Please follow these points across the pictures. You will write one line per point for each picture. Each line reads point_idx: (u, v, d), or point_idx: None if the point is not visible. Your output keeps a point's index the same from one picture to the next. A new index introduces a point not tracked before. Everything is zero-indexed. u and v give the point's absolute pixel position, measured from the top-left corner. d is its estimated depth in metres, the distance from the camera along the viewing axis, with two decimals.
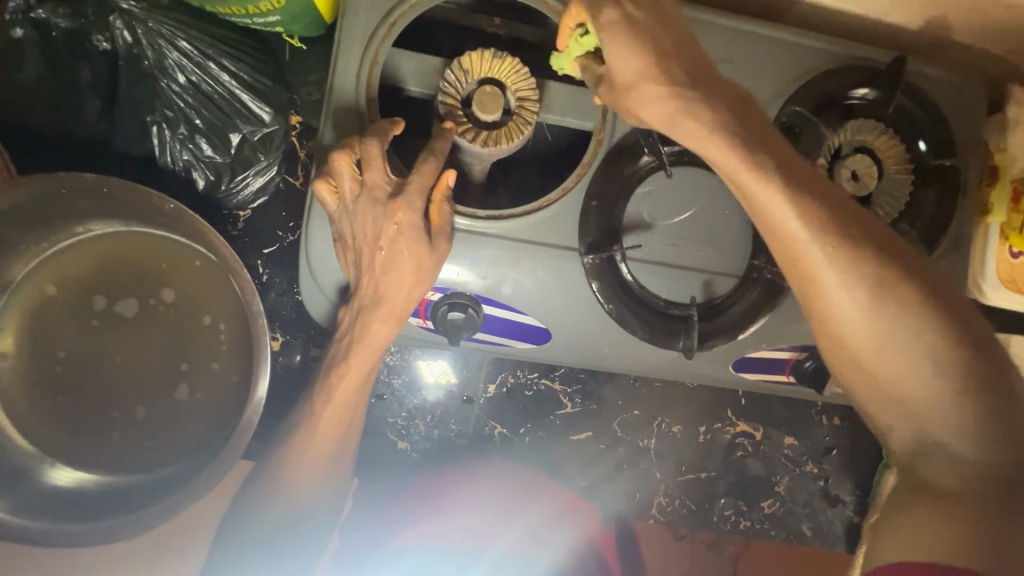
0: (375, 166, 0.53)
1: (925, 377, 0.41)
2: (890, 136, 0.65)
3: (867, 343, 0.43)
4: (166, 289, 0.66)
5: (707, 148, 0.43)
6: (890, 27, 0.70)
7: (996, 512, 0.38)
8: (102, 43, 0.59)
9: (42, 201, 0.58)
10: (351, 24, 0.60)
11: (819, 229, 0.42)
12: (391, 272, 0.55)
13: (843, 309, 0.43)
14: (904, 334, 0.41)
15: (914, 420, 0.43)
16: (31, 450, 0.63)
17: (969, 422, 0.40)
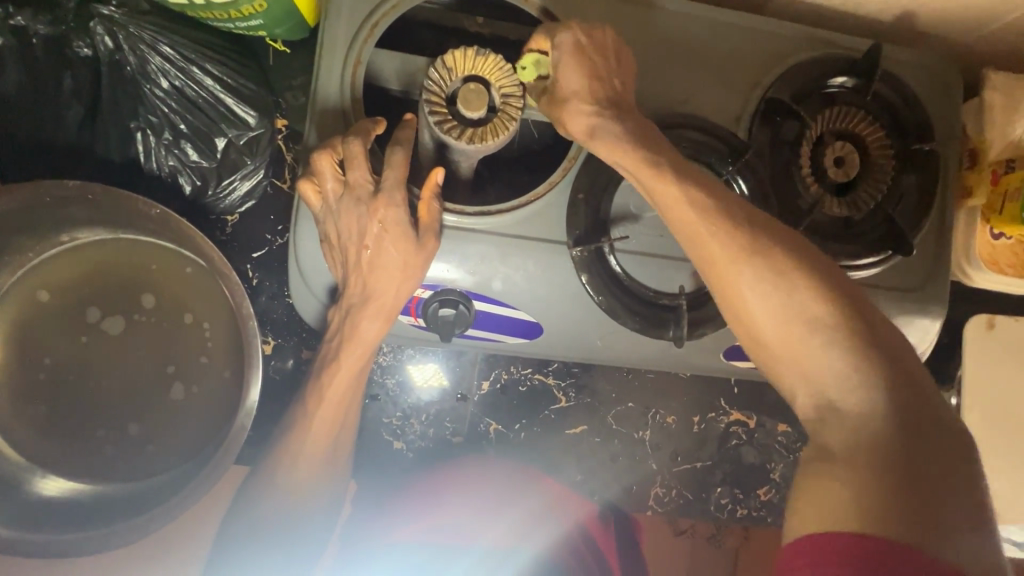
0: (358, 164, 0.53)
1: (811, 342, 0.45)
2: (869, 122, 0.67)
3: (759, 312, 0.47)
4: (147, 294, 0.66)
5: (619, 145, 0.52)
6: (867, 16, 0.71)
7: (890, 471, 0.40)
8: (83, 49, 0.59)
9: (26, 211, 0.57)
10: (333, 26, 0.60)
11: (704, 209, 0.49)
12: (378, 270, 0.55)
13: (739, 282, 0.48)
14: (790, 298, 0.46)
15: (809, 387, 0.46)
16: (20, 462, 0.62)
17: (858, 386, 0.44)
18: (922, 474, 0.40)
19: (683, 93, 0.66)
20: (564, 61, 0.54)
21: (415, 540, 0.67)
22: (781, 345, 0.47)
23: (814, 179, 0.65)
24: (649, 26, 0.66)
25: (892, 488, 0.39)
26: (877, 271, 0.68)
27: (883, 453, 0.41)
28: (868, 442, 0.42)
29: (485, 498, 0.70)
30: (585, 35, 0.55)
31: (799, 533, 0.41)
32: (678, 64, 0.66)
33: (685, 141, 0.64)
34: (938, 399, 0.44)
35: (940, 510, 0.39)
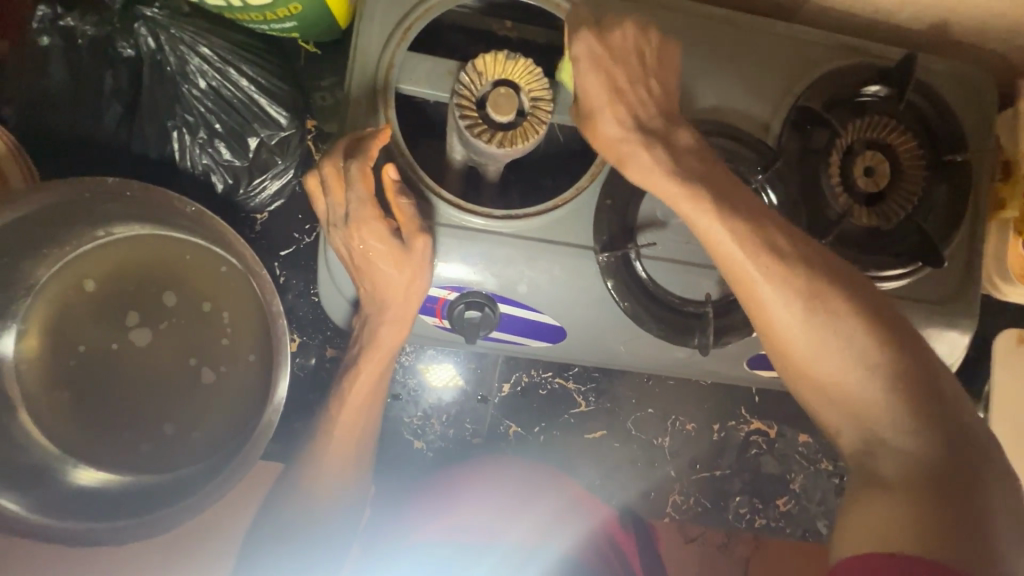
0: (334, 191, 0.56)
1: (861, 379, 0.46)
2: (901, 132, 0.66)
3: (803, 348, 0.48)
4: (170, 293, 0.67)
5: (652, 180, 0.53)
6: (899, 26, 0.71)
7: (946, 505, 0.41)
8: (126, 49, 0.60)
9: (68, 205, 0.59)
10: (367, 29, 0.61)
11: (749, 246, 0.49)
12: (378, 280, 0.58)
13: (788, 317, 0.48)
14: (838, 333, 0.47)
15: (858, 418, 0.47)
16: (53, 450, 0.64)
17: (904, 417, 0.45)
18: (968, 504, 0.41)
19: (712, 101, 0.66)
20: (586, 62, 0.54)
21: (434, 539, 0.66)
22: (828, 380, 0.48)
23: (844, 189, 0.64)
24: (678, 34, 0.66)
25: (943, 517, 0.41)
26: (910, 280, 0.68)
27: (932, 485, 0.42)
28: (920, 477, 0.43)
29: (504, 496, 0.69)
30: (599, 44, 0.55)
31: (848, 554, 0.43)
32: (707, 71, 0.66)
33: (714, 149, 0.64)
34: (978, 426, 0.46)
35: (989, 537, 0.40)
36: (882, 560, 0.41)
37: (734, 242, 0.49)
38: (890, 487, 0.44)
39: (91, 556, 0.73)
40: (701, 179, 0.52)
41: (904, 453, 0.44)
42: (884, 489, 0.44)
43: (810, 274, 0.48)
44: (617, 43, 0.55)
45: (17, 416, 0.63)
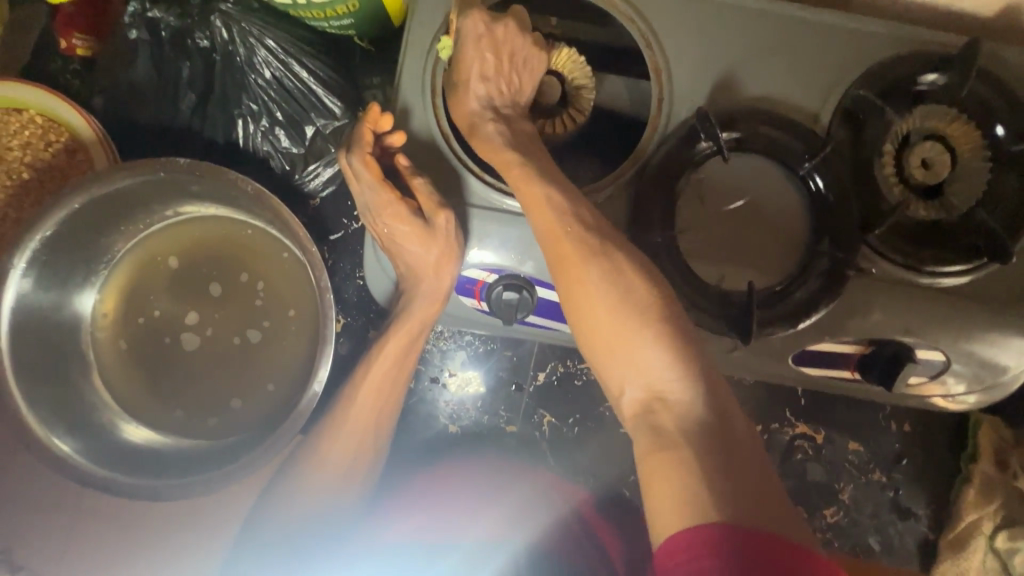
0: (370, 178, 0.62)
1: (636, 333, 0.48)
2: (963, 123, 0.64)
3: (603, 308, 0.50)
4: (216, 284, 0.71)
5: (506, 158, 0.58)
6: (962, 15, 0.68)
7: (721, 465, 0.42)
8: (202, 41, 0.65)
9: (145, 185, 0.64)
10: (420, 25, 0.62)
11: (575, 223, 0.53)
12: (406, 252, 0.65)
13: (587, 277, 0.51)
14: (626, 290, 0.49)
15: (642, 380, 0.48)
16: (119, 412, 0.69)
17: (673, 371, 0.46)
18: (734, 462, 0.42)
19: (758, 89, 0.65)
20: (468, 43, 0.60)
21: (404, 542, 0.64)
22: (603, 340, 0.50)
23: (900, 179, 0.64)
24: (725, 25, 0.65)
25: (727, 483, 0.40)
26: (974, 276, 0.64)
27: (715, 449, 0.43)
28: (698, 438, 0.43)
29: (478, 492, 0.67)
30: (485, 27, 0.60)
31: (661, 529, 0.40)
32: (754, 58, 0.65)
33: (760, 137, 0.62)
34: (744, 413, 0.47)
35: (767, 498, 0.40)
36: (688, 530, 0.38)
37: (557, 214, 0.54)
38: (677, 453, 0.43)
39: (153, 510, 0.80)
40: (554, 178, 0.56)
41: (685, 421, 0.45)
42: (666, 452, 0.43)
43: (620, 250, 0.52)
44: (499, 33, 0.61)
45: (90, 377, 0.69)
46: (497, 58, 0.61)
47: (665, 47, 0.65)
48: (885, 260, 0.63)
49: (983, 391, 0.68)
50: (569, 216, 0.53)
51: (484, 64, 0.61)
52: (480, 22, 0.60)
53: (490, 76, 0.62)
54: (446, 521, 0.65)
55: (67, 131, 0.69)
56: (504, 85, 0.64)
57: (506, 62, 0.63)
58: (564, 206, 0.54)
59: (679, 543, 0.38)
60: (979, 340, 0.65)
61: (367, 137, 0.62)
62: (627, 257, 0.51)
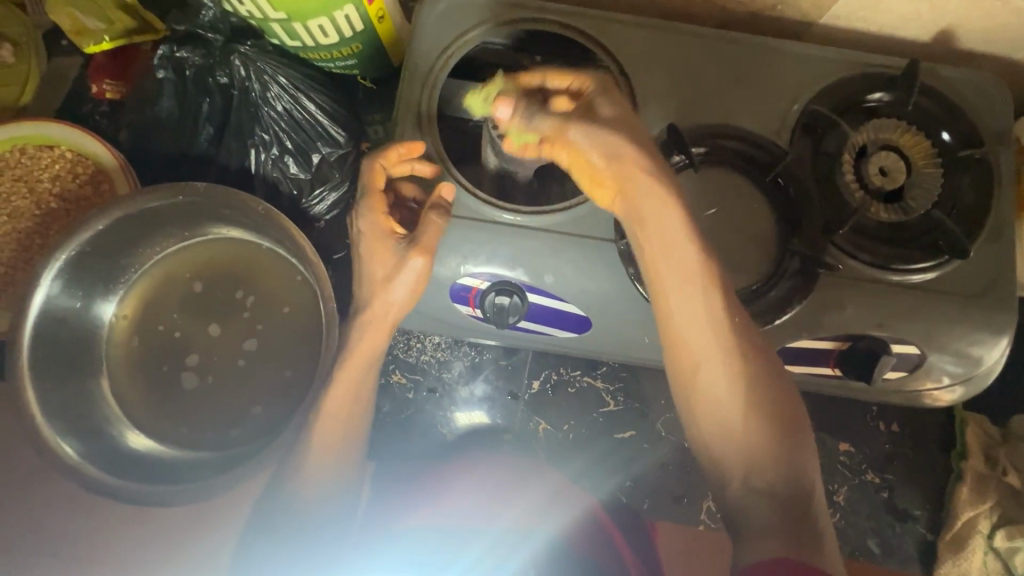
0: (370, 184, 0.65)
1: (748, 412, 0.55)
2: (912, 133, 0.70)
3: (719, 376, 0.56)
4: (215, 323, 0.75)
5: (649, 195, 0.56)
6: (902, 42, 0.76)
7: (795, 523, 0.52)
8: (221, 78, 0.71)
9: (165, 210, 0.70)
10: (415, 63, 0.71)
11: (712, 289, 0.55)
12: (374, 268, 0.65)
13: (710, 343, 0.56)
14: (744, 369, 0.56)
15: (739, 449, 0.56)
16: (128, 423, 0.71)
17: (774, 447, 0.55)
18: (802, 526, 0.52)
19: (723, 108, 0.71)
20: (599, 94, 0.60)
21: (427, 526, 0.71)
22: (708, 401, 0.57)
23: (861, 186, 0.69)
24: (692, 53, 0.72)
25: (800, 536, 0.51)
26: (938, 273, 0.68)
27: (796, 514, 0.53)
28: (790, 506, 0.53)
29: (490, 483, 0.74)
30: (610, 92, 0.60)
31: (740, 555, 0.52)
32: (718, 83, 0.72)
33: (724, 151, 0.69)
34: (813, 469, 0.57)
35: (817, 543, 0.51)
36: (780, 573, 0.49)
37: (689, 270, 0.55)
38: (769, 514, 0.53)
39: (158, 517, 0.82)
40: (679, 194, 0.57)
41: (767, 495, 0.54)
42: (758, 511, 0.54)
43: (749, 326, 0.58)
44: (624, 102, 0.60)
45: (101, 390, 0.72)
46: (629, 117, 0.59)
47: (637, 74, 0.72)
48: (855, 261, 0.68)
49: (964, 384, 0.70)
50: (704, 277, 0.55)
51: (619, 114, 0.59)
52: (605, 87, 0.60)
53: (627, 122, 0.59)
54: (470, 510, 0.72)
55: (93, 164, 0.75)
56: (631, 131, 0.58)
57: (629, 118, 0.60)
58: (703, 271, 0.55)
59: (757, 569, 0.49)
60: (950, 333, 0.68)
61: (392, 156, 0.65)
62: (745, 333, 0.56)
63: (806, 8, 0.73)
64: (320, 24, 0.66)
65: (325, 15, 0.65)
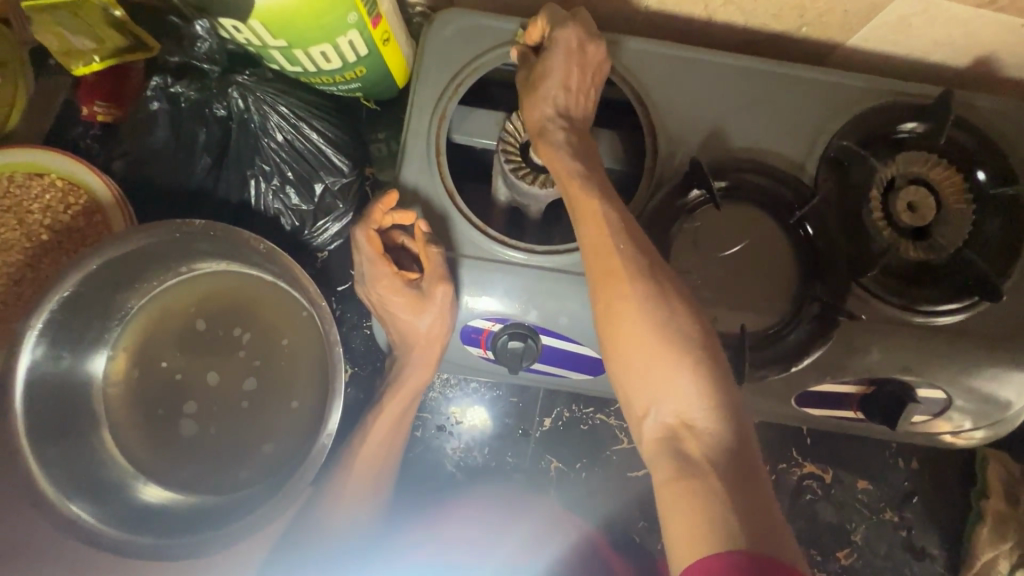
0: (370, 252, 0.65)
1: (676, 366, 0.47)
2: (943, 167, 0.67)
3: (641, 327, 0.49)
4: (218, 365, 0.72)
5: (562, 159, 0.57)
6: (932, 67, 0.72)
7: (740, 497, 0.42)
8: (219, 110, 0.69)
9: (160, 246, 0.66)
10: (423, 90, 0.67)
11: (628, 239, 0.52)
12: (399, 316, 0.66)
13: (631, 293, 0.50)
14: (669, 320, 0.49)
15: (673, 409, 0.47)
16: (129, 469, 0.69)
17: (706, 404, 0.46)
18: (751, 502, 0.42)
19: (747, 140, 0.68)
20: (559, 46, 0.59)
21: (425, 563, 0.67)
22: (625, 358, 0.50)
23: (888, 222, 0.66)
24: (712, 81, 0.69)
25: (747, 507, 0.42)
26: (966, 315, 0.66)
27: (734, 476, 0.43)
28: (721, 464, 0.44)
29: (492, 517, 0.70)
30: (578, 39, 0.59)
31: (674, 537, 0.42)
32: (741, 112, 0.68)
33: (745, 185, 0.66)
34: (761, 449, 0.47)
35: (774, 524, 0.41)
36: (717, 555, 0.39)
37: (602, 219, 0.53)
38: (697, 476, 0.44)
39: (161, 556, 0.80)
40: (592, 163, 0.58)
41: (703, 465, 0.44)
42: (693, 481, 0.44)
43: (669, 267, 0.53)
44: (589, 53, 0.60)
45: (100, 436, 0.69)
46: (581, 74, 0.60)
47: (656, 104, 0.68)
48: (880, 301, 0.65)
49: (988, 427, 0.69)
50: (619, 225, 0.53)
51: (568, 75, 0.59)
52: (574, 36, 0.59)
53: (572, 87, 0.60)
54: (467, 546, 0.68)
55: (86, 194, 0.72)
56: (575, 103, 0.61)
57: (585, 76, 0.61)
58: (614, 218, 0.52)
59: (701, 569, 0.39)
60: (979, 376, 0.66)
61: (377, 215, 0.64)
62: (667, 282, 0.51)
63: (833, 32, 0.70)
64: (322, 50, 0.62)
65: (328, 42, 0.61)
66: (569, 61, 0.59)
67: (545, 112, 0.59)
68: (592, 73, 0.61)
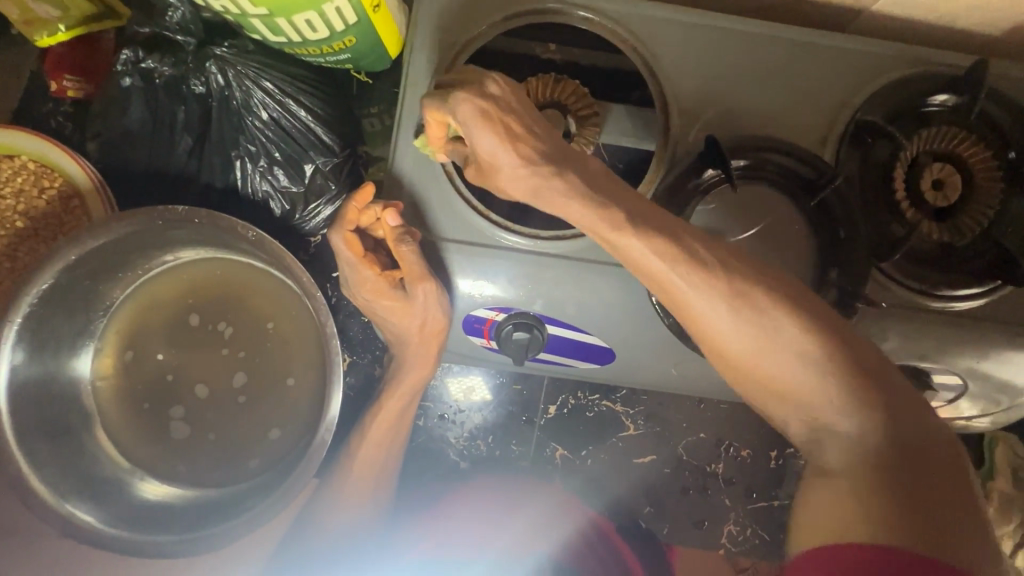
0: (351, 257, 0.62)
1: (795, 372, 0.46)
2: (972, 142, 0.63)
3: (739, 344, 0.47)
4: (211, 357, 0.70)
5: (569, 210, 0.49)
6: (961, 34, 0.68)
7: (885, 488, 0.41)
8: (198, 87, 0.64)
9: (141, 234, 0.62)
10: (418, 62, 0.62)
11: (689, 261, 0.47)
12: (387, 319, 0.66)
13: (715, 321, 0.47)
14: (768, 334, 0.46)
15: (806, 411, 0.46)
16: (123, 464, 0.67)
17: (846, 401, 0.45)
18: (915, 495, 0.41)
19: (766, 115, 0.64)
20: (472, 121, 0.48)
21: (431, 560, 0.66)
22: (741, 373, 0.49)
23: (911, 203, 0.62)
24: (728, 51, 0.64)
25: (900, 499, 0.41)
26: (988, 301, 0.63)
27: (882, 476, 0.42)
28: (876, 462, 0.43)
29: (497, 507, 0.69)
30: (480, 97, 0.48)
31: (810, 544, 0.43)
32: (758, 85, 0.64)
33: (766, 165, 0.61)
34: (919, 402, 0.45)
35: (939, 511, 0.40)
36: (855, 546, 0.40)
37: (650, 254, 0.47)
38: (835, 479, 0.44)
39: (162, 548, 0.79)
40: (596, 185, 0.48)
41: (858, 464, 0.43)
42: (831, 482, 0.44)
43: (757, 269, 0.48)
44: (498, 95, 0.49)
45: (93, 431, 0.67)
46: (515, 118, 0.49)
47: (668, 77, 0.64)
48: (898, 287, 0.63)
49: (1001, 413, 0.68)
50: (671, 249, 0.47)
51: (501, 133, 0.48)
52: (473, 97, 0.48)
53: (516, 132, 0.48)
54: (468, 539, 0.66)
55: (61, 178, 0.68)
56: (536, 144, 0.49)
57: (522, 112, 0.49)
58: (665, 244, 0.47)
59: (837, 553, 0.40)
60: (996, 362, 0.64)
61: (352, 214, 0.61)
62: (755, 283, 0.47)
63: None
64: (308, 19, 0.57)
65: (314, 9, 0.56)
66: (494, 117, 0.48)
67: (506, 170, 0.49)
68: (522, 110, 0.50)
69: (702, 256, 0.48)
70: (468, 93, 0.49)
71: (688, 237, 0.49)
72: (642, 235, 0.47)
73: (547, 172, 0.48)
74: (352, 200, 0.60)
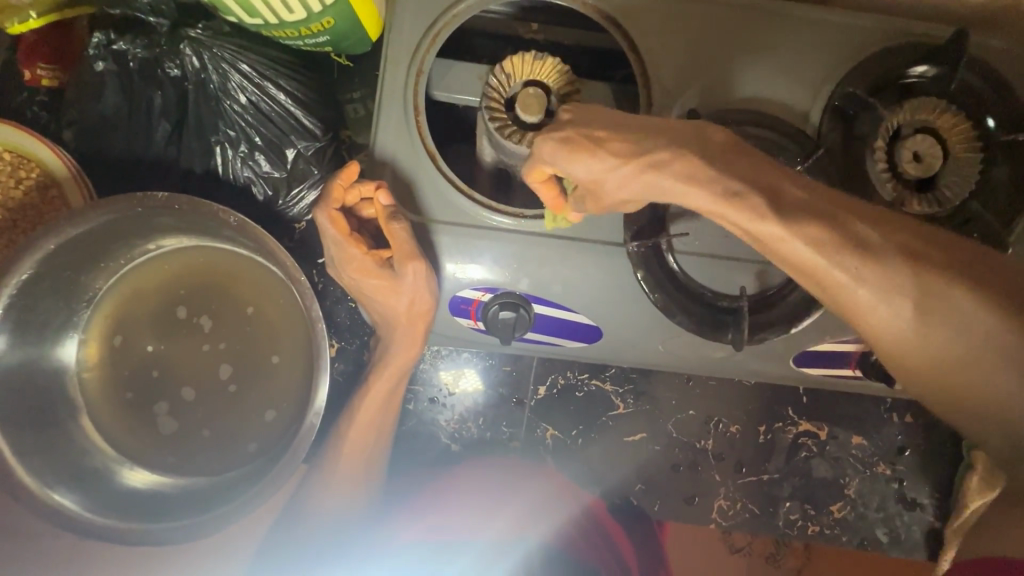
0: (336, 234, 0.60)
1: (982, 365, 0.45)
2: (956, 113, 0.62)
3: (919, 338, 0.46)
4: (197, 346, 0.69)
5: (699, 203, 0.48)
6: (942, 6, 0.68)
7: None
8: (172, 70, 0.63)
9: (121, 222, 0.62)
10: (398, 41, 0.61)
11: (851, 252, 0.46)
12: (373, 298, 0.64)
13: (885, 316, 0.47)
14: (932, 324, 0.45)
15: (983, 403, 0.46)
16: (111, 454, 0.67)
17: None
18: None
19: (747, 89, 0.64)
20: (558, 153, 0.49)
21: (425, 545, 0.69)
22: (918, 369, 0.48)
23: (892, 175, 0.62)
24: (710, 26, 0.64)
25: None
26: None
27: None
28: None
29: (489, 491, 0.71)
30: (559, 131, 0.50)
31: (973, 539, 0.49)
32: (741, 59, 0.64)
33: (747, 138, 0.61)
34: None
35: None
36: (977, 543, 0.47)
37: (812, 253, 0.46)
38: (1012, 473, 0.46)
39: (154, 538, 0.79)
40: (708, 156, 0.48)
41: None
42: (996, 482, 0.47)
43: (925, 244, 0.46)
44: (569, 121, 0.51)
45: (79, 421, 0.67)
46: (604, 137, 0.49)
47: (650, 53, 0.63)
48: None
49: None
50: (834, 238, 0.46)
51: (593, 156, 0.49)
52: (551, 135, 0.49)
53: (605, 149, 0.49)
54: (462, 525, 0.69)
55: (38, 167, 0.67)
56: (653, 145, 0.48)
57: (610, 127, 0.50)
58: (825, 236, 0.45)
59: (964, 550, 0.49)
60: None
61: (337, 192, 0.59)
62: (913, 270, 0.45)
63: None
64: None
65: None
66: (581, 144, 0.49)
67: (612, 180, 0.49)
68: (628, 122, 0.50)
69: (867, 244, 0.46)
70: (545, 133, 0.50)
71: (851, 224, 0.47)
72: (791, 225, 0.46)
73: (671, 171, 0.48)
74: (342, 175, 0.59)
